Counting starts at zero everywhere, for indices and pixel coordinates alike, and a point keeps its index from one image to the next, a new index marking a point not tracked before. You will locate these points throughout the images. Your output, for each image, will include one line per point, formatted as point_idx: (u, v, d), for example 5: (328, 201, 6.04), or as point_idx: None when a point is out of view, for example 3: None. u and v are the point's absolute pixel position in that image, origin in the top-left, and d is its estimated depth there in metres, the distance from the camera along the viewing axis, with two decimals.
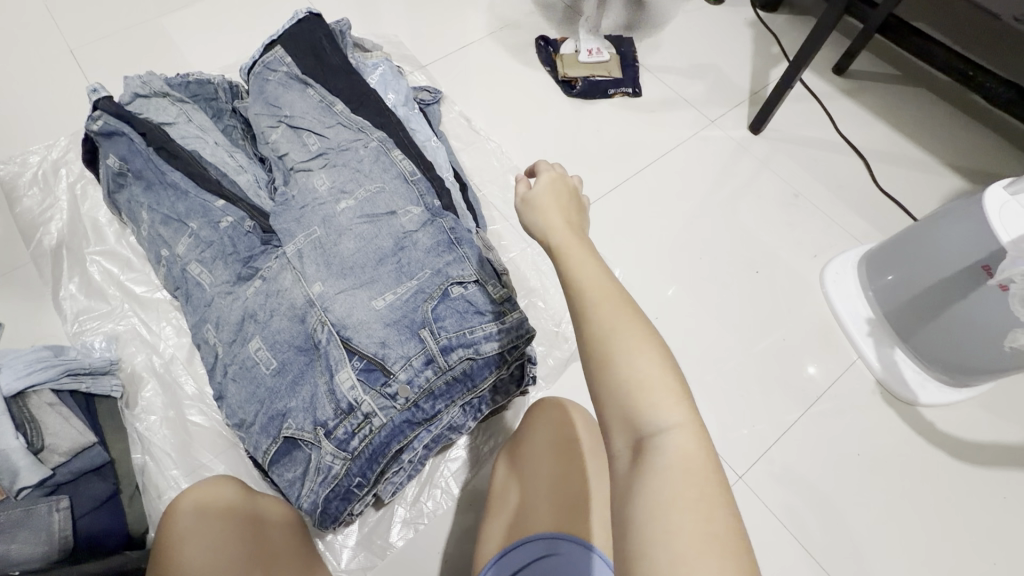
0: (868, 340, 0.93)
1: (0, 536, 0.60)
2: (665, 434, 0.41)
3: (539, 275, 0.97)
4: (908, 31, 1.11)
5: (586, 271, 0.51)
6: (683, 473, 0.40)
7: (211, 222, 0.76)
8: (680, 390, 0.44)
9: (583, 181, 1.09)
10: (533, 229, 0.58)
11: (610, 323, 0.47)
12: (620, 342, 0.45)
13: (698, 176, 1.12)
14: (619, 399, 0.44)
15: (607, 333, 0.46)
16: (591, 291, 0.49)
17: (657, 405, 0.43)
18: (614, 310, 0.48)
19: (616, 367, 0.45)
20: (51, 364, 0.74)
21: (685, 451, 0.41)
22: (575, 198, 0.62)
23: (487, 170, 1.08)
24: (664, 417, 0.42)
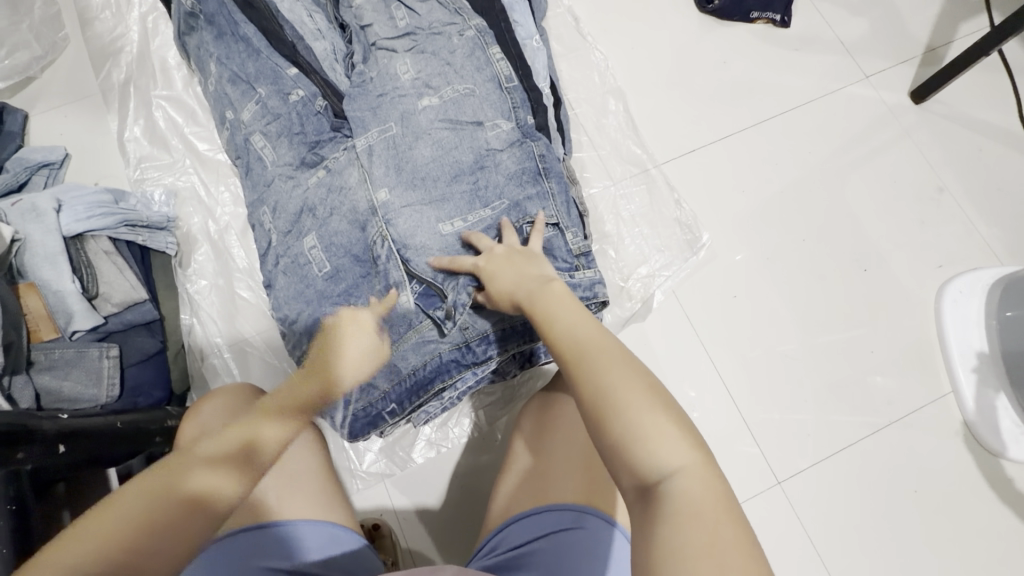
0: (968, 373, 0.81)
1: (55, 371, 0.64)
2: (669, 483, 0.37)
3: (616, 220, 0.87)
4: None
5: (567, 318, 0.46)
6: (703, 517, 0.35)
7: (280, 93, 0.69)
8: (683, 426, 0.39)
9: (691, 122, 0.94)
10: (498, 282, 0.54)
11: (602, 375, 0.41)
12: (615, 393, 0.40)
13: (830, 142, 0.94)
14: (617, 460, 0.39)
15: (600, 390, 0.40)
16: (581, 346, 0.43)
17: (661, 449, 0.38)
18: (610, 363, 0.42)
19: (615, 417, 0.39)
20: (110, 211, 0.72)
21: (696, 495, 0.36)
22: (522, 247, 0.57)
23: (586, 85, 0.93)
24: (670, 461, 0.38)
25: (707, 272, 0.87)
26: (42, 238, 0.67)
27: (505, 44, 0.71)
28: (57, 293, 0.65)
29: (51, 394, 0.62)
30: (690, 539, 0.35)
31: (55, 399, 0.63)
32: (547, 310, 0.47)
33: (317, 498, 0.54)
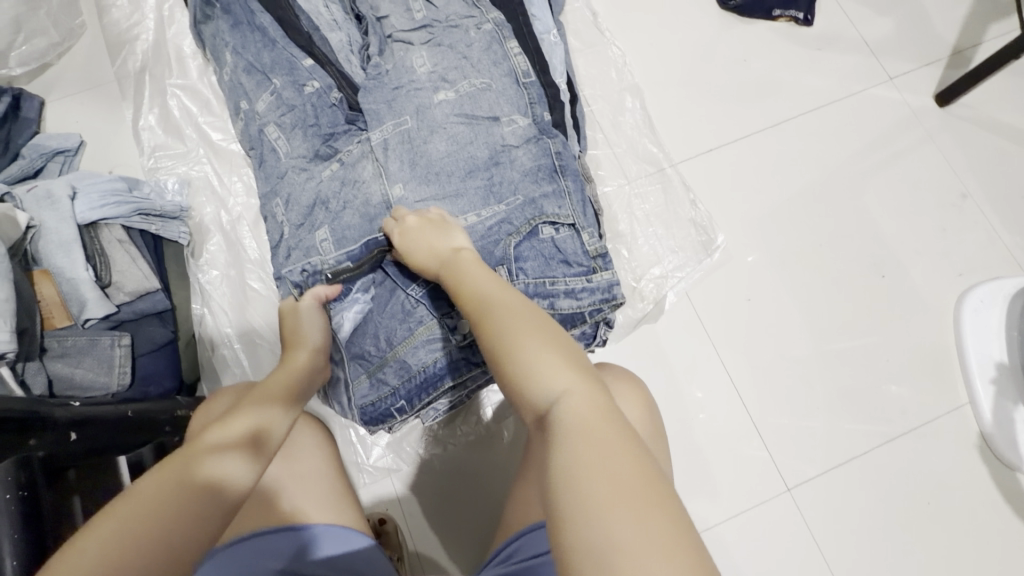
0: (986, 383, 0.80)
1: (68, 358, 0.64)
2: (559, 405, 0.37)
3: (630, 220, 0.86)
4: None
5: (480, 283, 0.48)
6: (581, 433, 0.35)
7: (296, 84, 0.69)
8: (571, 357, 0.40)
9: (709, 121, 0.92)
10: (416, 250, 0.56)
11: (498, 323, 0.43)
12: (507, 334, 0.42)
13: (851, 144, 0.92)
14: (517, 396, 0.40)
15: (495, 333, 0.43)
16: (484, 302, 0.46)
17: (545, 375, 0.39)
18: (503, 312, 0.44)
19: (507, 354, 0.41)
20: (123, 200, 0.72)
21: (582, 411, 0.36)
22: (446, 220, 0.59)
23: (603, 81, 0.92)
24: (559, 385, 0.38)
25: (721, 275, 0.86)
26: (56, 225, 0.67)
27: (522, 38, 0.70)
28: (70, 280, 0.65)
29: (64, 381, 0.63)
30: (576, 453, 0.34)
31: (68, 386, 0.64)
32: (459, 277, 0.50)
33: (329, 502, 0.54)
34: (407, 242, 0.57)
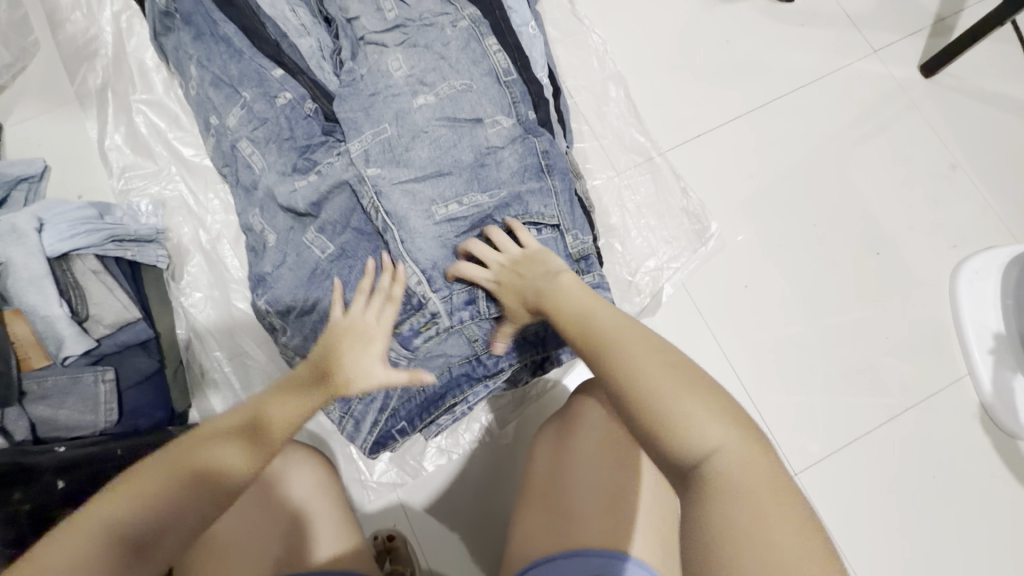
0: (985, 354, 0.80)
1: (50, 399, 0.62)
2: (710, 464, 0.36)
3: (621, 212, 0.84)
4: None
5: (593, 315, 0.47)
6: (746, 497, 0.35)
7: (266, 96, 0.65)
8: (719, 407, 0.38)
9: (694, 106, 0.91)
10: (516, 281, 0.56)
11: (629, 363, 0.41)
12: (644, 381, 0.40)
13: (837, 121, 0.91)
14: (651, 442, 0.39)
15: (626, 371, 0.41)
16: (609, 339, 0.44)
17: (691, 428, 0.37)
18: (637, 349, 0.42)
19: (644, 400, 0.39)
20: (93, 227, 0.68)
21: (739, 474, 0.35)
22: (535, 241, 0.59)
23: (584, 70, 0.90)
24: (725, 449, 0.36)
25: (715, 263, 0.85)
26: (24, 260, 0.63)
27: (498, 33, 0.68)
28: (44, 318, 0.62)
29: (47, 423, 0.61)
30: (744, 527, 0.33)
31: (53, 430, 0.61)
32: (563, 306, 0.50)
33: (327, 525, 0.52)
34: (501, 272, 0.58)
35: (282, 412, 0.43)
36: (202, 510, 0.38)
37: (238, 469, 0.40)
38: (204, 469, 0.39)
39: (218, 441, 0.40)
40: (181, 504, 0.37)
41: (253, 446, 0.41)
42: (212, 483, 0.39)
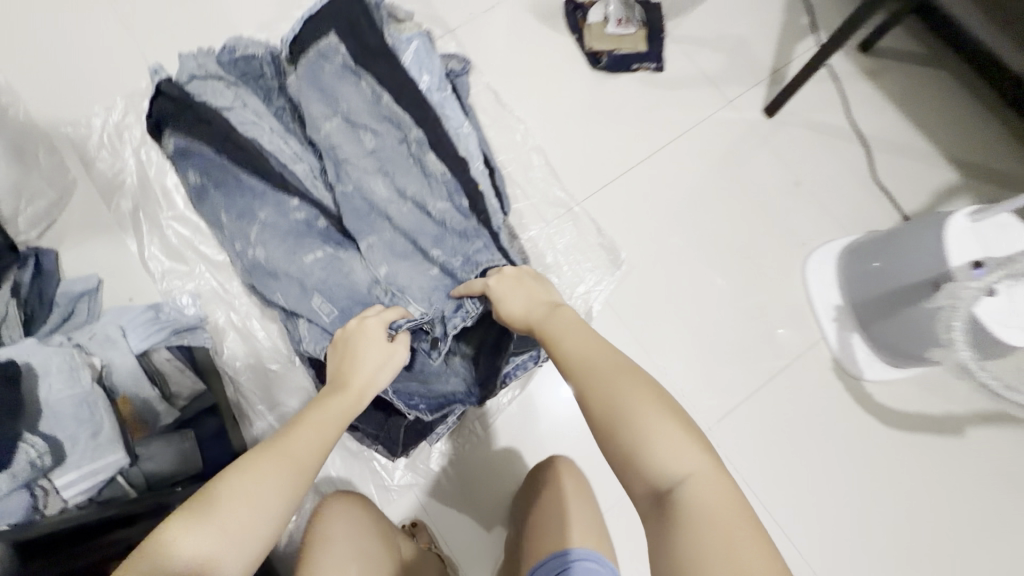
0: (831, 323, 1.09)
1: (155, 459, 0.83)
2: (682, 487, 0.53)
3: (554, 253, 1.11)
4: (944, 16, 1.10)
5: (586, 355, 0.65)
6: (708, 513, 0.50)
7: (283, 208, 0.95)
8: (693, 442, 0.55)
9: (599, 162, 1.18)
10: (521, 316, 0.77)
11: (621, 393, 0.59)
12: (627, 419, 0.57)
13: (707, 159, 1.19)
14: (637, 466, 0.55)
15: (618, 409, 0.58)
16: (605, 378, 0.61)
17: (668, 460, 0.54)
18: (629, 394, 0.59)
19: (627, 429, 0.56)
20: (159, 327, 0.93)
21: (705, 495, 0.52)
22: (540, 291, 0.81)
23: (512, 146, 1.16)
24: (681, 469, 0.53)
25: (629, 281, 1.12)
26: (121, 359, 0.86)
27: (437, 146, 0.97)
28: (144, 399, 0.85)
29: (158, 476, 0.82)
30: (705, 536, 0.49)
31: (161, 480, 0.82)
32: (562, 346, 0.68)
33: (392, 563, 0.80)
34: (498, 296, 0.82)
35: (315, 444, 0.65)
36: (275, 513, 0.58)
37: (293, 482, 0.60)
38: (273, 480, 0.59)
39: (279, 462, 0.60)
40: (262, 507, 0.57)
41: (300, 467, 0.62)
42: (278, 493, 0.58)
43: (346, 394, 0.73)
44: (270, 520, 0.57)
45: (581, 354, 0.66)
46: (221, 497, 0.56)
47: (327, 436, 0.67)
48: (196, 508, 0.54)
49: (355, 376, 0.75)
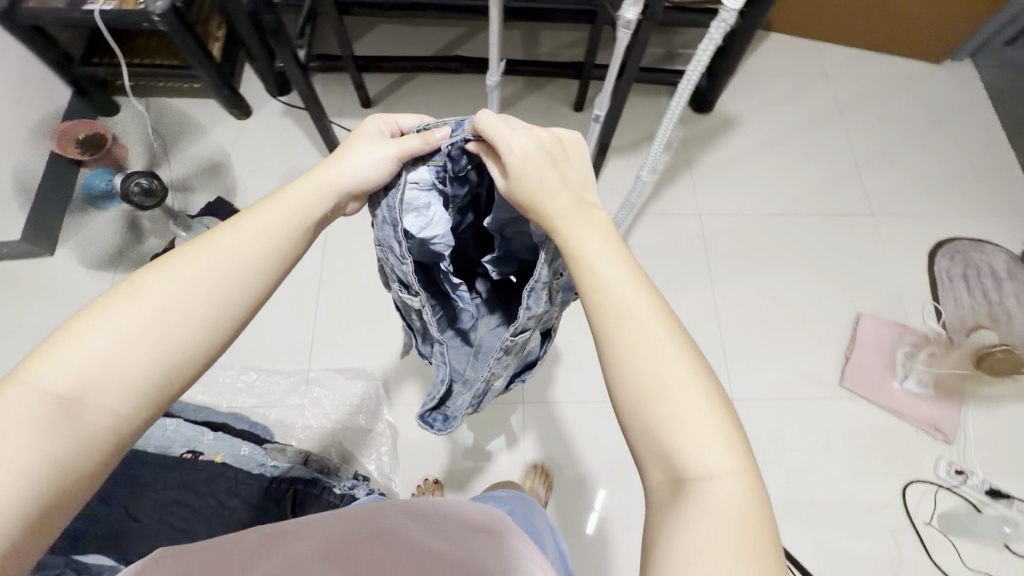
0: None
1: None
2: (713, 481, 0.45)
3: (328, 419, 1.27)
4: (380, 63, 1.45)
5: (617, 283, 0.51)
6: (735, 521, 0.43)
7: None
8: (736, 438, 0.47)
9: (292, 333, 1.34)
10: (522, 190, 0.56)
11: (657, 344, 0.49)
12: (650, 371, 0.48)
13: (352, 257, 1.42)
14: (653, 437, 0.47)
15: (636, 362, 0.48)
16: (628, 314, 0.50)
17: (709, 451, 0.45)
18: (657, 355, 0.48)
19: (658, 396, 0.47)
20: None
21: (732, 501, 0.44)
22: (565, 161, 0.58)
23: (226, 391, 1.28)
24: (715, 448, 0.46)
25: (391, 379, 1.31)
26: None
27: (155, 481, 1.01)
28: None
29: None
30: (725, 540, 0.43)
31: None
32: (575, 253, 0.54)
33: None
34: (520, 172, 0.57)
35: (269, 251, 0.55)
36: (159, 377, 0.48)
37: (223, 310, 0.51)
38: (202, 298, 0.51)
39: (224, 253, 0.52)
40: (182, 336, 0.49)
41: (240, 284, 0.53)
42: (212, 312, 0.51)
43: (315, 183, 0.60)
44: (193, 346, 0.50)
45: (605, 267, 0.52)
46: (149, 294, 0.49)
47: (280, 240, 0.56)
48: (105, 316, 0.47)
49: (329, 174, 0.61)
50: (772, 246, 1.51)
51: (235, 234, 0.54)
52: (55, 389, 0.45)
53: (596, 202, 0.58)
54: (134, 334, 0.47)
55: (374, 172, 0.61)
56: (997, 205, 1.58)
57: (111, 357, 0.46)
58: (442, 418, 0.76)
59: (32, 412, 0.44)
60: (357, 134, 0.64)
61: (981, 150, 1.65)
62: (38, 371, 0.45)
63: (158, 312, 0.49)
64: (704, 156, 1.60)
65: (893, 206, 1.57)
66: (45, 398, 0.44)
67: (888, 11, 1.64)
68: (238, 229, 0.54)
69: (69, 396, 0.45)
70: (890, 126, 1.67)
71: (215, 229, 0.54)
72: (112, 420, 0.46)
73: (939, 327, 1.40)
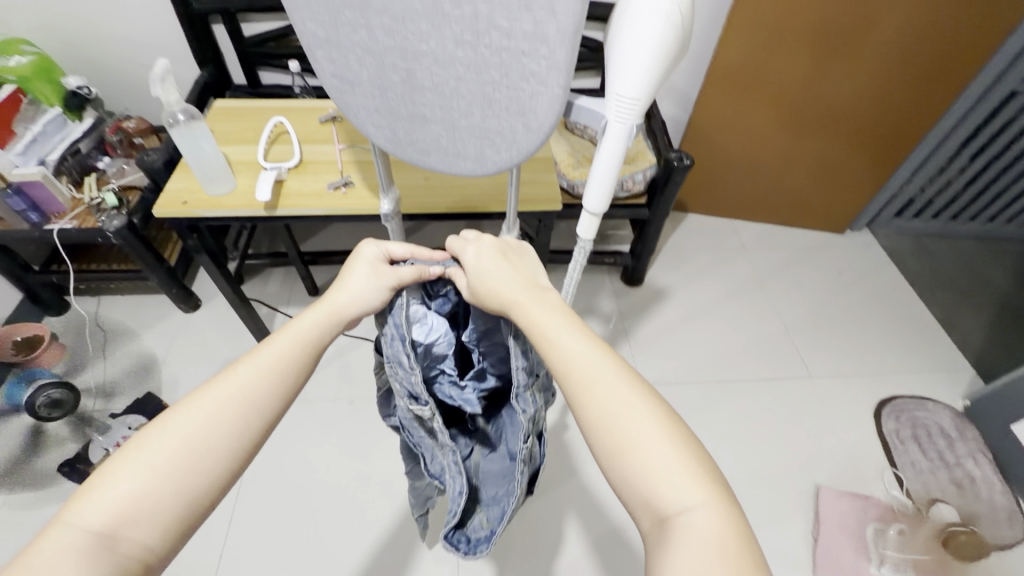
0: None
1: None
2: (694, 520, 0.43)
3: None
4: (325, 258, 1.55)
5: (574, 345, 0.52)
6: (722, 558, 0.41)
7: None
8: (708, 472, 0.46)
9: (201, 547, 1.20)
10: (490, 282, 0.59)
11: (615, 395, 0.49)
12: (613, 416, 0.48)
13: (280, 452, 1.35)
14: (632, 485, 0.46)
15: (605, 412, 0.48)
16: (585, 375, 0.50)
17: (683, 486, 0.44)
18: (620, 404, 0.48)
19: (627, 441, 0.47)
20: None
21: (716, 536, 0.42)
22: (511, 251, 0.63)
23: None
24: (687, 482, 0.45)
25: None
26: None
27: None
28: None
29: None
30: None
31: None
32: (530, 326, 0.55)
33: None
34: (478, 266, 0.61)
35: (285, 375, 0.54)
36: (197, 503, 0.47)
37: (249, 430, 0.51)
38: (231, 425, 0.50)
39: (249, 385, 0.52)
40: (202, 467, 0.48)
41: (258, 412, 0.52)
42: (231, 437, 0.50)
43: (322, 314, 0.59)
44: (221, 472, 0.49)
45: (562, 333, 0.53)
46: (181, 428, 0.48)
47: (298, 365, 0.56)
48: (138, 455, 0.46)
49: (338, 302, 0.61)
50: (717, 415, 1.48)
51: (252, 364, 0.53)
52: (92, 533, 0.43)
53: (547, 285, 0.60)
54: (169, 468, 0.46)
55: (371, 305, 0.62)
56: (926, 360, 1.62)
57: (148, 494, 0.45)
58: (467, 539, 0.70)
59: (70, 562, 0.42)
60: (355, 261, 0.63)
61: (897, 307, 1.76)
62: (78, 510, 0.44)
63: (185, 444, 0.48)
64: (638, 327, 1.66)
65: (828, 366, 1.59)
66: (83, 537, 0.43)
67: (786, 194, 1.86)
68: (258, 357, 0.54)
69: (110, 539, 0.43)
70: (808, 289, 1.79)
71: (238, 360, 0.53)
72: (145, 554, 0.45)
73: (902, 495, 1.33)
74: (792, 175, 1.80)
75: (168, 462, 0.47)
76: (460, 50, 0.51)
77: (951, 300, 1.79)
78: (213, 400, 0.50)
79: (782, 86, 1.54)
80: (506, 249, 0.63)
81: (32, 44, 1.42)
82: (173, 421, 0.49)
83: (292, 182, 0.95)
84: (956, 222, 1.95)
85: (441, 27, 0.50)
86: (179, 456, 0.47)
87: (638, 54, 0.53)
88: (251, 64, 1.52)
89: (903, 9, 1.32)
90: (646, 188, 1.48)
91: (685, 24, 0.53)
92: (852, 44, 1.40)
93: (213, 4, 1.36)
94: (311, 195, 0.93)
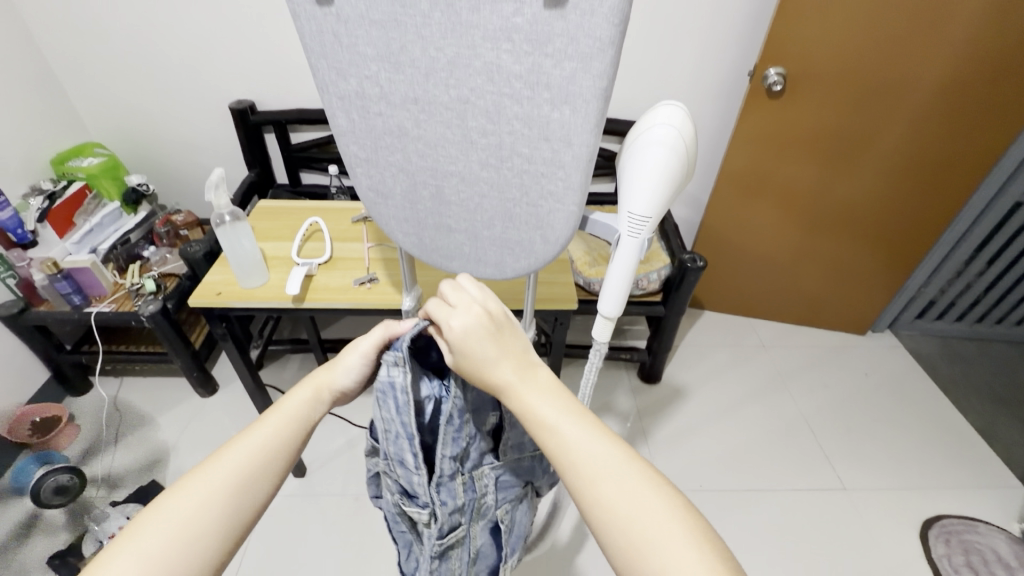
0: None
1: None
2: None
3: None
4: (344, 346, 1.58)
5: (578, 438, 0.50)
6: None
7: None
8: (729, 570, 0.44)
9: None
10: (469, 365, 0.54)
11: (626, 494, 0.47)
12: (626, 517, 0.46)
13: (277, 553, 1.28)
14: None
15: (618, 512, 0.46)
16: (594, 473, 0.48)
17: None
18: (631, 503, 0.46)
19: (644, 542, 0.45)
20: None
21: None
22: (497, 322, 0.56)
23: None
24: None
25: None
26: None
27: None
28: None
29: None
30: None
31: None
32: (530, 416, 0.52)
33: None
34: (460, 341, 0.54)
35: (281, 455, 0.53)
36: None
37: (245, 518, 0.49)
38: (229, 512, 0.48)
39: (244, 468, 0.50)
40: (196, 554, 0.45)
41: (254, 490, 0.50)
42: (229, 519, 0.48)
43: (309, 390, 0.59)
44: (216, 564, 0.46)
45: (564, 427, 0.51)
46: (180, 519, 0.46)
47: (291, 445, 0.54)
48: (135, 549, 0.44)
49: (321, 376, 0.60)
50: (746, 532, 1.37)
51: (248, 448, 0.51)
52: None
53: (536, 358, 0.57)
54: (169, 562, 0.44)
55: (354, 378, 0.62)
56: (970, 475, 1.51)
57: None
58: None
59: None
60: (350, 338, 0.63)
61: (930, 414, 1.67)
62: None
63: (181, 530, 0.45)
64: (657, 428, 1.60)
65: (862, 478, 1.49)
66: None
67: (804, 293, 1.87)
68: (253, 438, 0.52)
69: None
70: (832, 391, 1.73)
71: (230, 443, 0.52)
72: None
73: None
74: (807, 276, 1.82)
75: (168, 557, 0.44)
76: (485, 171, 0.57)
77: (988, 409, 1.70)
78: (212, 487, 0.48)
79: (793, 190, 1.61)
80: (492, 319, 0.56)
81: (105, 148, 1.59)
82: (171, 510, 0.46)
83: (321, 277, 1.00)
84: (982, 325, 1.92)
85: (469, 152, 0.56)
86: (178, 550, 0.45)
87: (644, 179, 0.57)
88: (295, 167, 1.66)
89: (902, 125, 1.42)
90: (662, 286, 1.51)
91: (689, 154, 0.59)
92: (855, 154, 1.49)
93: (268, 116, 1.53)
94: (337, 290, 0.98)
